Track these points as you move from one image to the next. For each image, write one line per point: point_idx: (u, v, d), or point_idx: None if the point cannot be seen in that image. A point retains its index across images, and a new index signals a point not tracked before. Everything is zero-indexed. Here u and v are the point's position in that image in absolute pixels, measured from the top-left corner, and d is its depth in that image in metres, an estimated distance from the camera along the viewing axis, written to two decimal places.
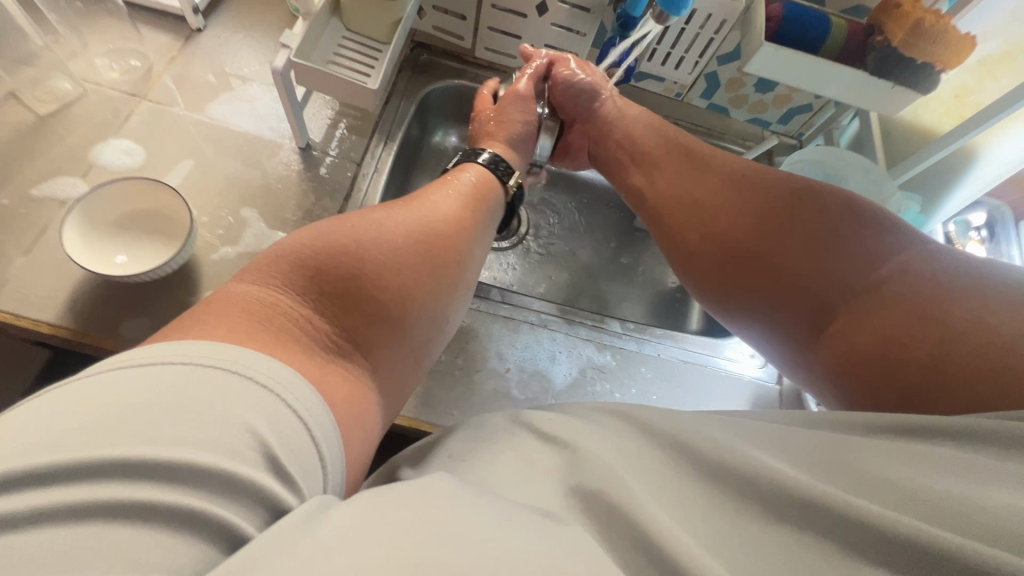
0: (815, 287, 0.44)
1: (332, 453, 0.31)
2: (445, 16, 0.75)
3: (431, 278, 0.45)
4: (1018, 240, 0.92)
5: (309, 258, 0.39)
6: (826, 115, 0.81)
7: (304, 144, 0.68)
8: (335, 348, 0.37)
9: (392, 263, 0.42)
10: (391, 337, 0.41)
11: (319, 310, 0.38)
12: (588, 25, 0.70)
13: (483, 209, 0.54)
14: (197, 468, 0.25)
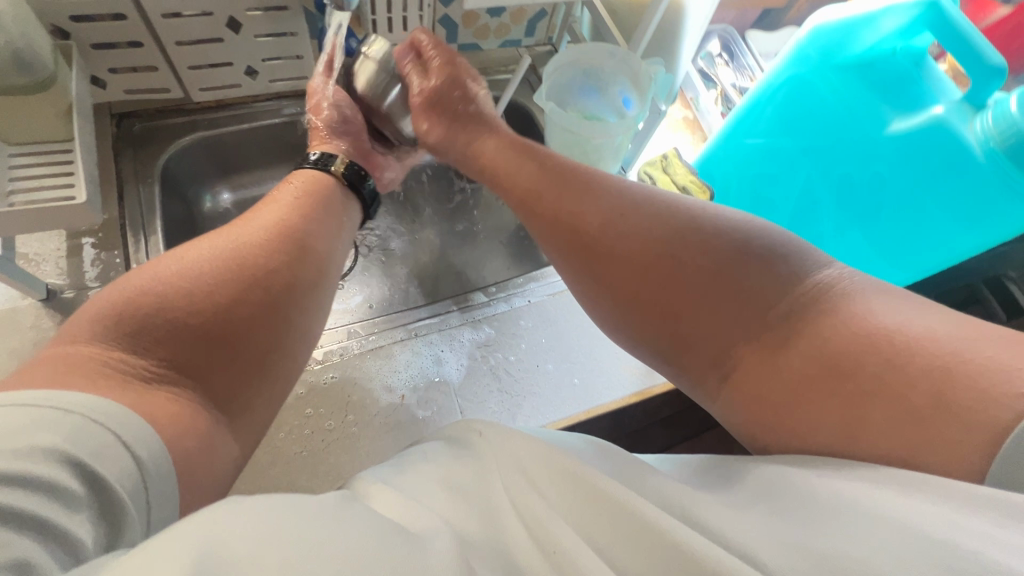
0: (670, 290, 0.41)
1: (156, 502, 0.29)
2: (130, 75, 0.62)
3: (267, 299, 0.41)
4: (751, 50, 1.06)
5: (126, 297, 0.36)
6: (562, 13, 0.84)
7: (45, 293, 0.56)
8: (160, 384, 0.34)
9: (214, 291, 0.38)
10: (228, 364, 0.37)
11: (139, 348, 0.34)
12: (295, 22, 0.63)
13: (323, 212, 0.50)
14: (44, 485, 0.25)
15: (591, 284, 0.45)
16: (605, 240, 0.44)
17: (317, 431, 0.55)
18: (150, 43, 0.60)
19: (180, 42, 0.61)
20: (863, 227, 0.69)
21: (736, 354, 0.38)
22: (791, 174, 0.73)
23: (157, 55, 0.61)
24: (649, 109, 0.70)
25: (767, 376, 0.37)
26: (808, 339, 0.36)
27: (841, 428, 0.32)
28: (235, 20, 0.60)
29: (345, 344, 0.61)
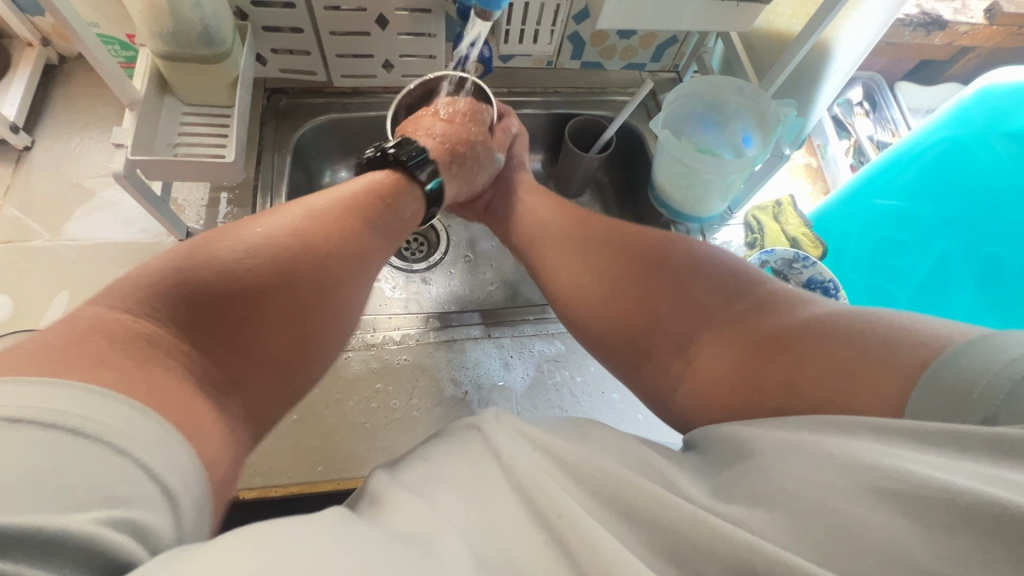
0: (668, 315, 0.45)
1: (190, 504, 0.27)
2: (287, 56, 0.70)
3: (314, 315, 0.41)
4: (897, 103, 0.97)
5: (172, 281, 0.36)
6: (693, 42, 0.82)
7: (185, 234, 0.64)
8: (209, 386, 0.34)
9: (264, 293, 0.39)
10: (272, 379, 0.38)
11: (179, 332, 0.35)
12: (435, 25, 0.67)
13: (378, 223, 0.49)
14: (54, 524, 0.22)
15: (609, 302, 0.48)
16: (627, 271, 0.48)
17: (382, 408, 0.58)
18: (309, 30, 0.66)
19: (334, 33, 0.67)
20: (1001, 314, 0.61)
21: (720, 364, 0.40)
22: (924, 245, 0.65)
23: (312, 41, 0.68)
24: (771, 151, 0.66)
25: (723, 357, 0.40)
26: (758, 324, 0.40)
27: (786, 394, 0.35)
28: (384, 17, 0.66)
29: (422, 331, 0.64)
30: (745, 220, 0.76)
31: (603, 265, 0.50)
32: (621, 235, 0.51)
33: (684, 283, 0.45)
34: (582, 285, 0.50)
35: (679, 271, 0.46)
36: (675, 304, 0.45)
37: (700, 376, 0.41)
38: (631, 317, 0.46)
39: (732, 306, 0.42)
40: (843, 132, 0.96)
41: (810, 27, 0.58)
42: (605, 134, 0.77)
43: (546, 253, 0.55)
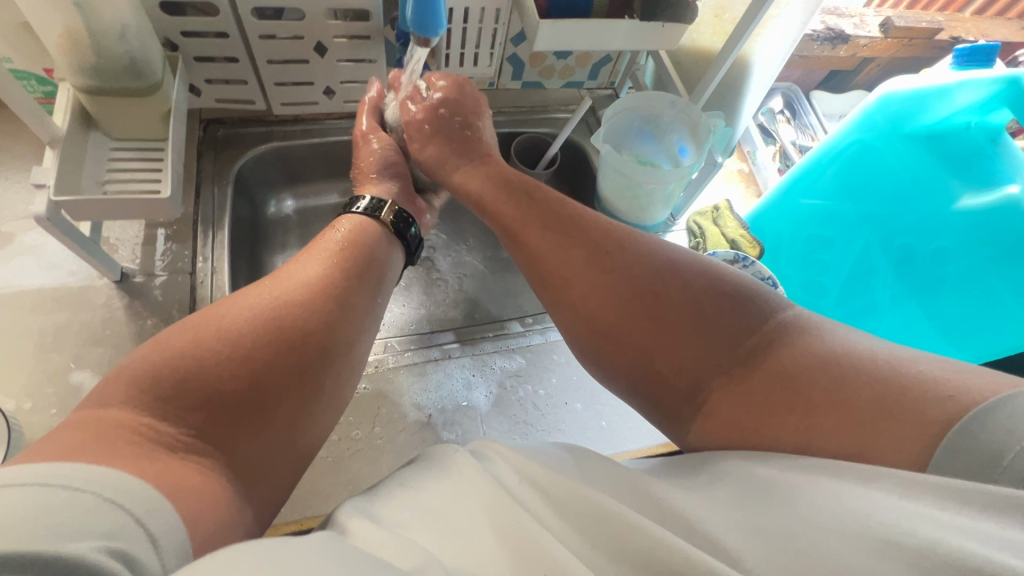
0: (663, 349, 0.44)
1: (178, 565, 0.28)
2: (223, 87, 0.68)
3: (301, 363, 0.40)
4: (813, 110, 1.05)
5: (160, 369, 0.35)
6: (626, 60, 0.86)
7: (119, 275, 0.61)
8: (181, 446, 0.33)
9: (249, 362, 0.38)
10: (257, 433, 0.36)
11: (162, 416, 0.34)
12: (375, 51, 0.68)
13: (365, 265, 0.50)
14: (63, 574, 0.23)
15: (599, 337, 0.47)
16: (629, 284, 0.47)
17: (343, 440, 0.56)
18: (244, 60, 0.65)
19: (270, 61, 0.66)
20: (920, 300, 0.66)
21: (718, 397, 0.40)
22: (847, 240, 0.71)
23: (249, 70, 0.67)
24: (705, 159, 0.70)
25: (738, 401, 0.39)
26: (780, 361, 0.39)
27: (796, 437, 0.35)
28: (322, 44, 0.65)
29: (381, 357, 0.63)
30: (687, 226, 0.80)
31: (598, 280, 0.48)
32: (617, 245, 0.49)
33: (689, 312, 0.43)
34: (584, 296, 0.48)
35: (687, 297, 0.44)
36: (674, 332, 0.43)
37: (714, 418, 0.40)
38: (644, 339, 0.44)
39: (743, 344, 0.41)
40: (769, 139, 1.03)
41: (730, 44, 0.62)
42: (550, 150, 0.79)
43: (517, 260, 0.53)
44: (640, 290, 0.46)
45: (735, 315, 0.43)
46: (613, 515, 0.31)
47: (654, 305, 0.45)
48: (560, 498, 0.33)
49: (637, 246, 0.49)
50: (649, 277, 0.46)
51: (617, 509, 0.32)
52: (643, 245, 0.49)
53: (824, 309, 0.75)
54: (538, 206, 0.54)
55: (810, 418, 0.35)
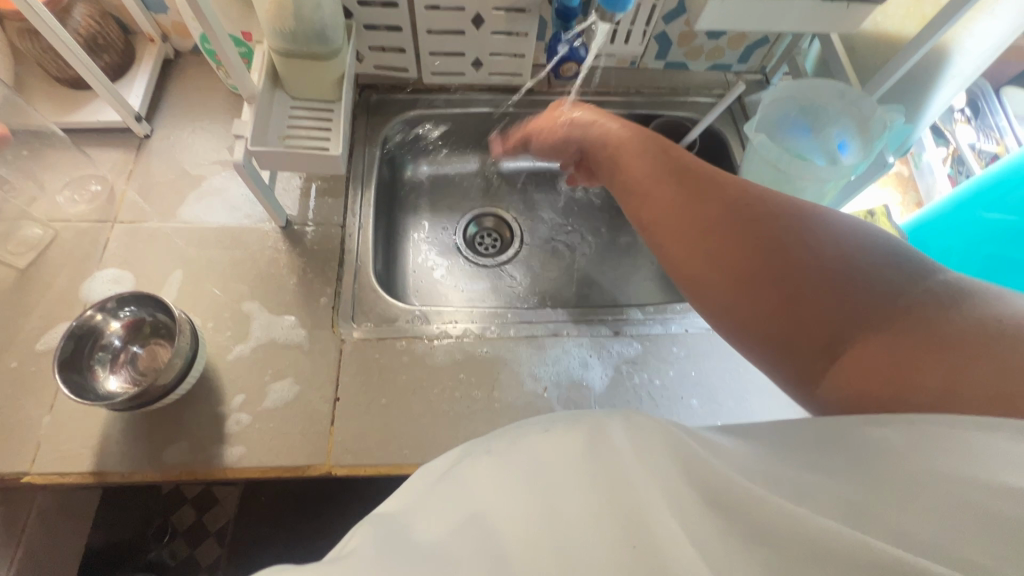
0: (806, 304, 0.37)
1: None
2: (383, 54, 0.72)
3: None
4: (1005, 110, 0.91)
5: None
6: (785, 43, 0.79)
7: (284, 222, 0.68)
8: None
9: None
10: None
11: None
12: (528, 24, 0.68)
13: None
14: None
15: (725, 288, 0.41)
16: (744, 227, 0.41)
17: (465, 398, 0.59)
18: (408, 29, 0.69)
19: (430, 31, 0.69)
20: None
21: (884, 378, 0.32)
22: None
23: (409, 39, 0.70)
24: (873, 159, 0.63)
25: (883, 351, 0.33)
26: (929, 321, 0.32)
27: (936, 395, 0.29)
28: (480, 16, 0.67)
29: (502, 327, 0.65)
30: None
31: (720, 222, 0.42)
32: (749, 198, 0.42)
33: (833, 269, 0.37)
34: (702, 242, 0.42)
35: (829, 254, 0.37)
36: (822, 288, 0.37)
37: (855, 372, 0.34)
38: (792, 343, 0.38)
39: (896, 302, 0.34)
40: (941, 141, 0.91)
41: (927, 31, 0.55)
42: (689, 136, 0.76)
43: (641, 189, 0.48)
44: (770, 237, 0.39)
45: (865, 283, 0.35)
46: (692, 455, 0.28)
47: (812, 269, 0.37)
48: (630, 425, 0.31)
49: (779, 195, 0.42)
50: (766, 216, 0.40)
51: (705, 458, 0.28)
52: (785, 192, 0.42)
53: (951, 259, 0.68)
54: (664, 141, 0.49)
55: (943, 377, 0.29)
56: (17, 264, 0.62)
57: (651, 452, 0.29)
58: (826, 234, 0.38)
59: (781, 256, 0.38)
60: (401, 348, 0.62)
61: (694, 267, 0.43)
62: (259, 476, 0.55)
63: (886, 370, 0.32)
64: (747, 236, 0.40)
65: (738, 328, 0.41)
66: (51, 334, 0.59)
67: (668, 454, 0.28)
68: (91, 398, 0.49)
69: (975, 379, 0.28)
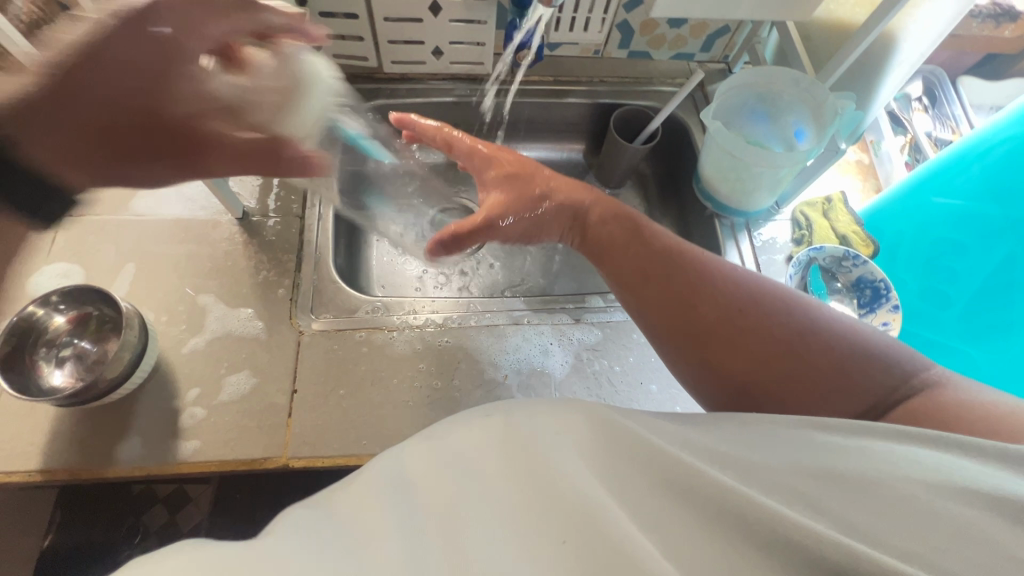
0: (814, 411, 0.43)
1: None
2: (341, 43, 0.71)
3: None
4: (960, 99, 0.94)
5: None
6: (745, 33, 0.80)
7: (241, 213, 0.67)
8: None
9: None
10: None
11: None
12: (486, 12, 0.68)
13: None
14: None
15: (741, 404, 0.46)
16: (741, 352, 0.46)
17: (425, 388, 0.59)
18: (365, 16, 0.68)
19: (387, 19, 0.68)
20: None
21: None
22: (986, 248, 0.62)
23: (367, 28, 0.69)
24: (826, 146, 0.64)
25: None
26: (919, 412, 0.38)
27: None
28: (437, 4, 0.66)
29: (463, 316, 0.64)
30: (792, 216, 0.74)
31: (722, 349, 0.46)
32: (738, 320, 0.46)
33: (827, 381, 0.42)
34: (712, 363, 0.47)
35: (820, 366, 0.43)
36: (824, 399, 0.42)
37: None
38: None
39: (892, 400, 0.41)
40: (900, 128, 0.93)
41: (873, 21, 0.56)
42: (650, 125, 0.77)
43: (636, 307, 0.52)
44: (770, 358, 0.44)
45: (861, 384, 0.42)
46: (662, 457, 0.30)
47: (811, 382, 0.43)
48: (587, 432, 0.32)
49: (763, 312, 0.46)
50: (759, 337, 0.45)
51: (677, 453, 0.30)
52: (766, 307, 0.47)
53: (945, 323, 0.68)
54: (642, 251, 0.52)
55: None
56: None
57: (611, 471, 0.30)
58: (820, 342, 0.44)
59: (783, 374, 0.44)
60: (360, 338, 0.61)
61: (709, 386, 0.48)
62: (214, 470, 0.54)
63: None
64: (753, 348, 0.45)
65: None
66: None
67: (632, 462, 0.30)
68: (31, 394, 0.48)
69: None
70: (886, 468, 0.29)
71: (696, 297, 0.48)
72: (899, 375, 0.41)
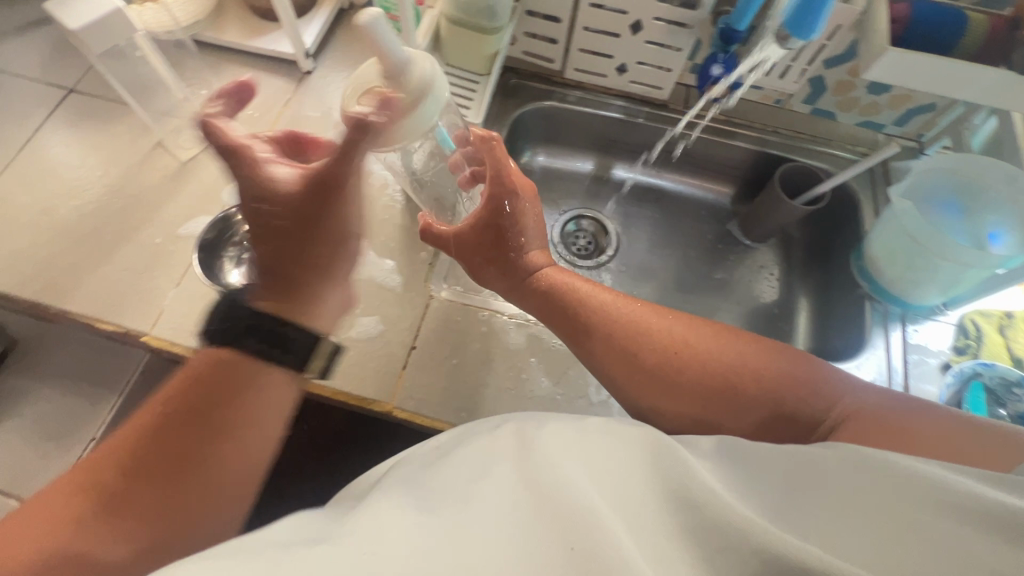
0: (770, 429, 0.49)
1: None
2: (534, 41, 0.74)
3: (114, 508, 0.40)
4: None
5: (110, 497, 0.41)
6: (954, 115, 0.73)
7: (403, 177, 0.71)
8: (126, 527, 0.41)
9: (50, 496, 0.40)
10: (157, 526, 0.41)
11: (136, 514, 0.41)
12: (685, 40, 0.67)
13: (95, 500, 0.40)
14: None
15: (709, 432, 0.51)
16: (692, 383, 0.52)
17: (531, 383, 0.60)
18: (566, 22, 0.70)
19: (586, 28, 0.70)
20: None
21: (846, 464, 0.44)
22: None
23: (564, 32, 0.71)
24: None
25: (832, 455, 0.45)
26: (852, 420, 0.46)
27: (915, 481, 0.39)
28: (639, 23, 0.67)
29: None
30: (961, 322, 0.66)
31: (676, 382, 0.52)
32: (685, 349, 0.54)
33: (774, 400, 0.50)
34: (668, 394, 0.53)
35: (759, 390, 0.50)
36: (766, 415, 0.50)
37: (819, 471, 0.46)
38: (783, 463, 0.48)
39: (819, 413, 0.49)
40: None
41: None
42: (819, 187, 0.73)
43: (604, 344, 0.55)
44: (718, 386, 0.51)
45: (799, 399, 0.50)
46: (670, 460, 0.36)
47: (757, 401, 0.50)
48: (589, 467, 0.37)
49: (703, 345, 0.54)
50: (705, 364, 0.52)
51: (690, 475, 0.35)
52: (705, 344, 0.54)
53: None
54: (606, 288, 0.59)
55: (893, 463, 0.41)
56: (180, 156, 0.70)
57: (602, 477, 0.36)
58: (746, 362, 0.52)
59: (729, 400, 0.51)
60: (482, 317, 0.64)
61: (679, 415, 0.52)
62: (330, 396, 0.59)
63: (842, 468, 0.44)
64: (704, 379, 0.52)
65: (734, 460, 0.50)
66: (192, 223, 0.67)
67: (634, 475, 0.36)
68: (209, 279, 0.55)
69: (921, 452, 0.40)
70: (861, 489, 0.34)
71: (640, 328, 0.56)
72: (821, 399, 0.49)
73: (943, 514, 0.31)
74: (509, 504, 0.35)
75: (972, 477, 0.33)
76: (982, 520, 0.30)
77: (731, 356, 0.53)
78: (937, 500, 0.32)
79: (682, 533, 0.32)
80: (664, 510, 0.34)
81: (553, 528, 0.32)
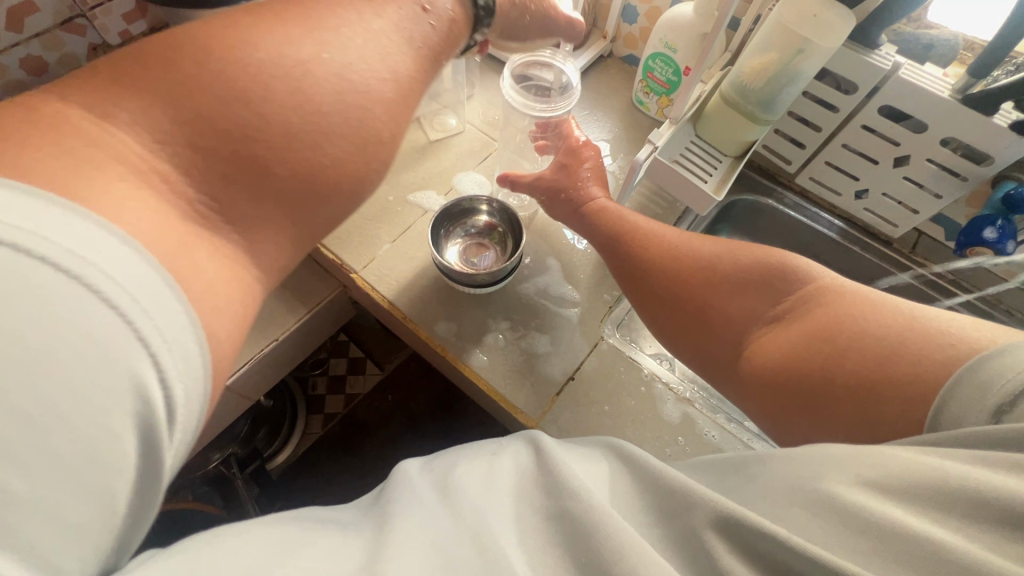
0: (736, 320, 0.48)
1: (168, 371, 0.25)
2: (781, 140, 0.75)
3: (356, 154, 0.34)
4: None
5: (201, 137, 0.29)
6: None
7: None
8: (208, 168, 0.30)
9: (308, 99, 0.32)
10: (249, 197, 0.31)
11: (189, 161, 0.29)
12: (951, 191, 0.64)
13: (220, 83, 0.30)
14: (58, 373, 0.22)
15: (683, 332, 0.51)
16: (682, 272, 0.52)
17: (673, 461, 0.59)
18: (825, 134, 0.70)
19: (844, 146, 0.69)
20: None
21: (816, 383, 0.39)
22: None
23: (817, 141, 0.71)
24: None
25: (786, 341, 0.43)
26: (835, 313, 0.41)
27: (881, 392, 0.36)
28: (907, 158, 0.65)
29: (736, 424, 0.62)
30: None
31: (665, 268, 0.53)
32: (685, 243, 0.54)
33: (750, 290, 0.48)
34: (651, 279, 0.54)
35: (748, 278, 0.48)
36: (747, 312, 0.47)
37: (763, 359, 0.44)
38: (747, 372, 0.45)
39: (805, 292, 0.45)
40: None
41: None
42: None
43: (618, 251, 0.58)
44: (694, 277, 0.51)
45: (780, 291, 0.46)
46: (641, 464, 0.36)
47: (742, 296, 0.48)
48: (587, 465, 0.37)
49: (703, 244, 0.53)
50: (696, 256, 0.52)
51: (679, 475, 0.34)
52: (708, 242, 0.53)
53: None
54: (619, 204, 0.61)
55: (862, 356, 0.37)
56: (430, 136, 0.80)
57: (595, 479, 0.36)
58: (753, 259, 0.49)
59: (706, 291, 0.50)
60: (643, 377, 0.63)
61: (664, 317, 0.52)
62: (484, 389, 0.62)
63: (799, 355, 0.41)
64: (681, 266, 0.52)
65: (707, 370, 0.50)
66: (421, 193, 0.75)
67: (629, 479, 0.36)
68: (440, 254, 0.63)
69: (897, 375, 0.35)
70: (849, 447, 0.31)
71: (641, 229, 0.57)
72: (801, 283, 0.45)
73: (933, 497, 0.26)
74: (488, 499, 0.35)
75: (969, 459, 0.27)
76: (996, 521, 0.25)
77: (719, 249, 0.52)
78: (922, 491, 0.27)
79: (663, 537, 0.32)
80: (653, 519, 0.33)
81: (554, 533, 0.33)
